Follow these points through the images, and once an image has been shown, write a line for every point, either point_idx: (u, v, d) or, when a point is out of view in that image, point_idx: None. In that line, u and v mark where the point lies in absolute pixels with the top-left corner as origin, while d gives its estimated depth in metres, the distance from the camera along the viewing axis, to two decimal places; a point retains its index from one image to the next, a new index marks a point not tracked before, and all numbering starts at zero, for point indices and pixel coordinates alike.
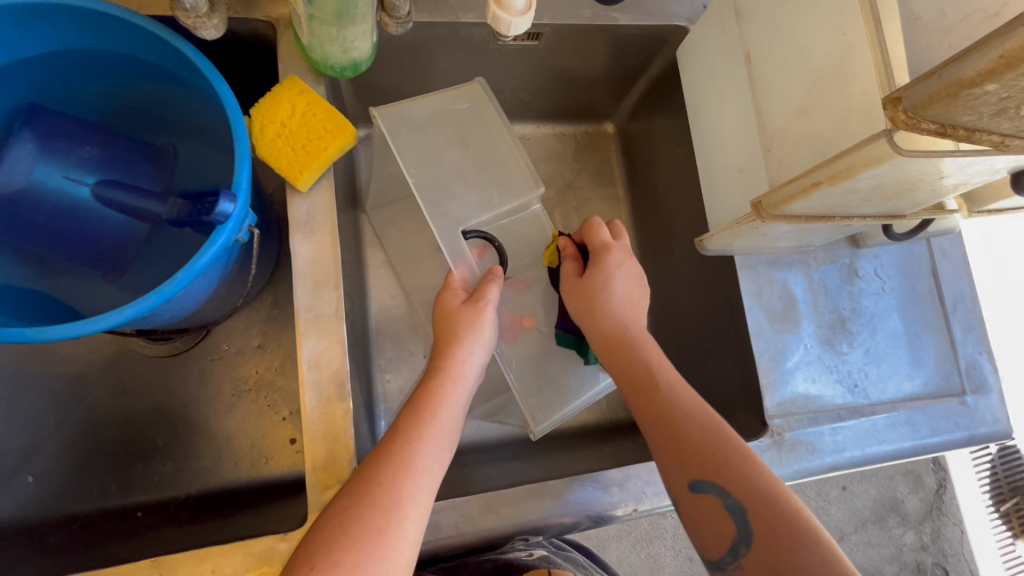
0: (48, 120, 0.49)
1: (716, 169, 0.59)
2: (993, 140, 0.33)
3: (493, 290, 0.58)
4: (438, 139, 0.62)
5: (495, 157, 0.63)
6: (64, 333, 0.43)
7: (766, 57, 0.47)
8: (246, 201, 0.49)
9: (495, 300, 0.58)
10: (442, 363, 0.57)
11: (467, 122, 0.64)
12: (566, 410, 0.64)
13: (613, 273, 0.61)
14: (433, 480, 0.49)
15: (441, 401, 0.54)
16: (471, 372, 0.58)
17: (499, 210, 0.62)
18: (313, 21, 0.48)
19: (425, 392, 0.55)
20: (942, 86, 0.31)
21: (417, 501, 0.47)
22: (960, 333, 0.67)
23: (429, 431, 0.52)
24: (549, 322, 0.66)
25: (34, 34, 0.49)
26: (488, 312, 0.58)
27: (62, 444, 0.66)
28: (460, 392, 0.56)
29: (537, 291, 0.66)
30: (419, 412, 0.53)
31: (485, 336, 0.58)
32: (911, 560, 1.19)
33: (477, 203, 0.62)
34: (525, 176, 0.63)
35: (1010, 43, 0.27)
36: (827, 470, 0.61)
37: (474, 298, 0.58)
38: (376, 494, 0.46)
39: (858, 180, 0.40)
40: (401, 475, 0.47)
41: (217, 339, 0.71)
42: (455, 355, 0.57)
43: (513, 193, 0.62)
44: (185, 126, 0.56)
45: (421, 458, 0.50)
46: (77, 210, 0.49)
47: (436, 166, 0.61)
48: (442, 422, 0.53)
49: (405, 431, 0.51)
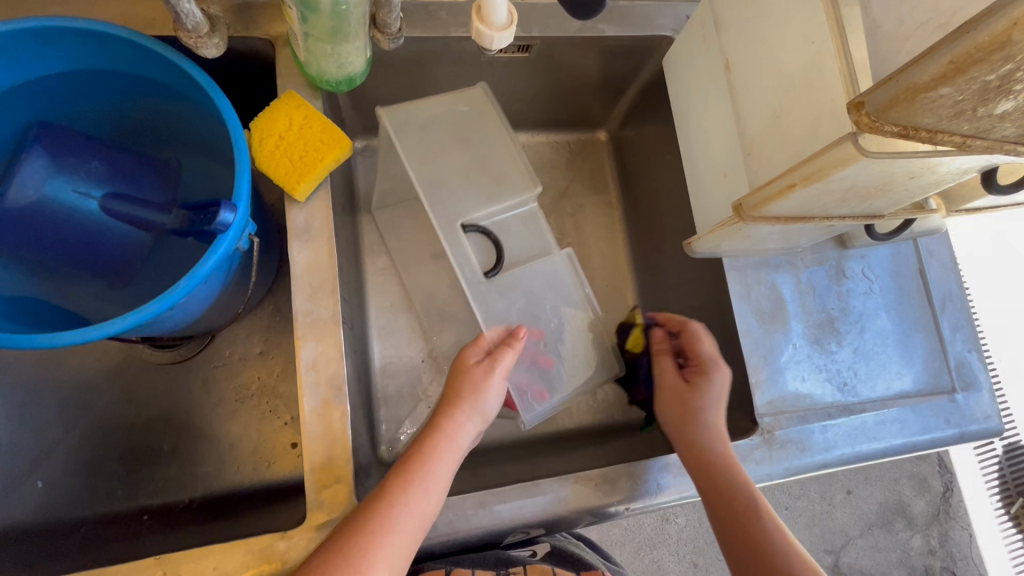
0: (60, 137, 0.52)
1: (702, 174, 0.60)
2: (956, 141, 0.35)
3: (508, 356, 0.59)
4: (439, 141, 0.65)
5: (494, 161, 0.67)
6: (73, 338, 0.45)
7: (744, 66, 0.49)
8: (246, 211, 0.51)
9: (506, 369, 0.59)
10: (441, 424, 0.57)
11: (464, 128, 0.67)
12: (553, 400, 0.67)
13: (721, 386, 0.63)
14: (409, 544, 0.49)
15: (432, 467, 0.54)
16: (464, 439, 0.58)
17: (497, 206, 0.66)
18: (309, 39, 0.51)
19: (420, 452, 0.55)
20: (900, 91, 0.32)
21: (388, 566, 0.48)
22: (949, 332, 0.68)
23: (415, 490, 0.51)
24: (546, 317, 0.66)
25: (48, 56, 0.52)
26: (495, 379, 0.59)
27: (70, 450, 0.68)
28: (453, 453, 0.56)
29: (531, 285, 0.66)
30: (408, 470, 0.53)
31: (481, 404, 0.58)
32: (919, 564, 1.19)
33: (481, 199, 0.65)
34: (525, 176, 0.67)
35: (957, 49, 0.29)
36: (818, 467, 0.62)
37: (492, 360, 0.59)
38: (348, 553, 0.47)
39: (830, 180, 0.41)
40: (379, 537, 0.48)
41: (220, 346, 0.73)
42: (453, 420, 0.57)
43: (511, 192, 0.66)
44: (190, 142, 0.59)
45: (401, 523, 0.49)
46: (87, 222, 0.52)
47: (436, 166, 0.64)
48: (431, 485, 0.53)
49: (390, 486, 0.51)
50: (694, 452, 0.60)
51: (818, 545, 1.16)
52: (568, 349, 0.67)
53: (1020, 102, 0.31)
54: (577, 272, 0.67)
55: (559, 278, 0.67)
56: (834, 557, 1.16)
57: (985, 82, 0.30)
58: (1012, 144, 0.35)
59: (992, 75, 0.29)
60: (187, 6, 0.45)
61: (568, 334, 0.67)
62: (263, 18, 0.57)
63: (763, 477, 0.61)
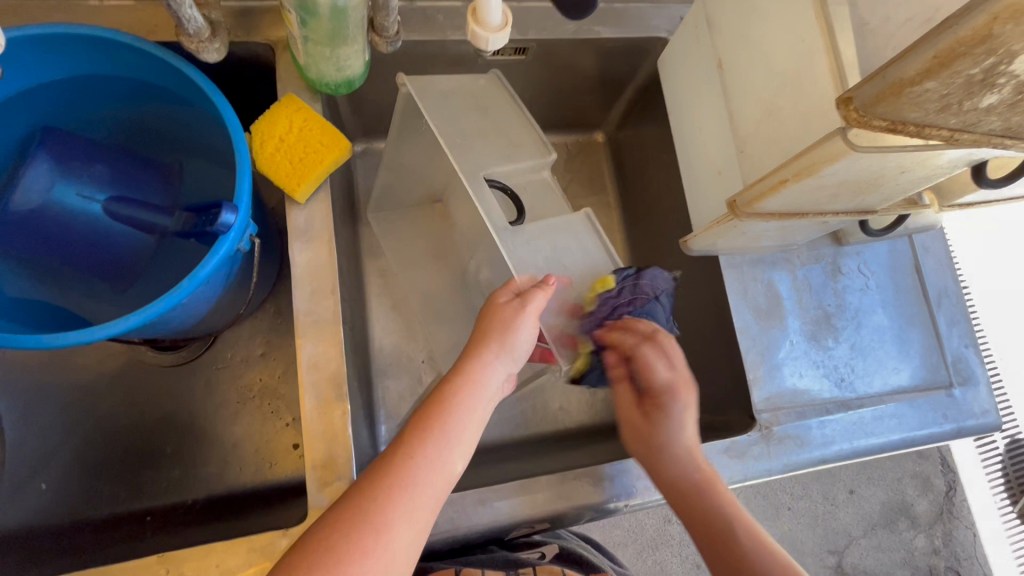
0: (63, 141, 0.53)
1: (697, 172, 0.61)
2: (943, 134, 0.35)
3: (540, 297, 0.54)
4: (459, 106, 0.67)
5: (510, 128, 0.69)
6: (78, 338, 0.46)
7: (736, 64, 0.50)
8: (247, 212, 0.52)
9: (539, 309, 0.54)
10: (465, 365, 0.52)
11: (480, 99, 0.69)
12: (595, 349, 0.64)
13: (681, 420, 0.58)
14: (432, 500, 0.47)
15: (454, 415, 0.50)
16: (493, 381, 0.53)
17: (513, 165, 0.68)
18: (308, 43, 0.51)
19: (441, 397, 0.51)
20: (887, 86, 0.33)
21: (411, 521, 0.45)
22: (945, 327, 0.69)
23: (434, 441, 0.48)
24: (574, 267, 0.64)
25: (52, 62, 0.53)
26: (529, 316, 0.53)
27: (73, 452, 0.69)
28: (478, 398, 0.52)
29: (555, 237, 0.65)
30: (428, 422, 0.49)
31: (512, 342, 0.53)
32: (923, 564, 1.19)
33: (499, 157, 0.67)
34: (537, 142, 0.70)
35: (940, 44, 0.30)
36: (816, 463, 0.62)
37: (523, 299, 0.54)
38: (367, 509, 0.44)
39: (821, 175, 0.42)
40: (397, 493, 0.45)
41: (222, 348, 0.73)
42: (478, 359, 0.52)
43: (527, 154, 0.69)
44: (192, 145, 0.60)
45: (421, 476, 0.47)
46: (90, 225, 0.52)
47: (456, 125, 0.65)
48: (453, 434, 0.49)
49: (408, 438, 0.48)
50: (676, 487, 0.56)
51: (821, 545, 1.16)
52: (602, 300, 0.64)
53: (1004, 95, 0.31)
54: (595, 230, 0.66)
55: (580, 234, 0.66)
56: (837, 558, 1.16)
57: (969, 76, 0.30)
58: (999, 138, 0.36)
59: (976, 68, 0.30)
60: (189, 11, 0.46)
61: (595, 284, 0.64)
62: (264, 23, 0.58)
63: (762, 473, 0.61)
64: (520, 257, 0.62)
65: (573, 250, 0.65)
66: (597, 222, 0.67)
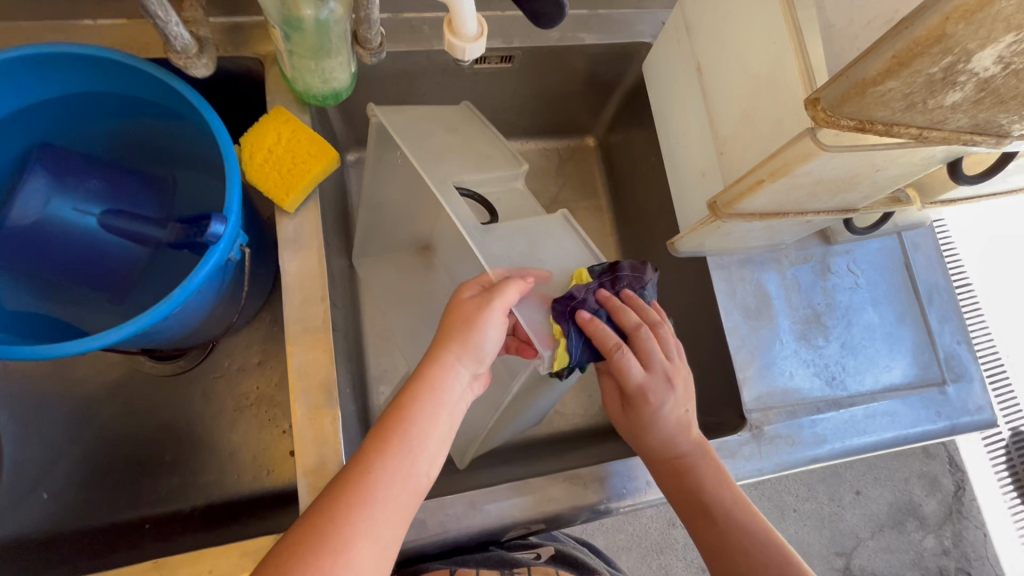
0: (58, 157, 0.54)
1: (681, 175, 0.61)
2: (913, 133, 0.36)
3: (510, 291, 0.53)
4: (431, 128, 0.70)
5: (480, 145, 0.73)
6: (72, 349, 0.47)
7: (714, 68, 0.51)
8: (236, 222, 0.53)
9: (508, 303, 0.53)
10: (425, 370, 0.52)
11: (452, 123, 0.72)
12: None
13: (656, 415, 0.58)
14: (394, 515, 0.46)
15: (415, 423, 0.50)
16: (456, 385, 0.52)
17: (486, 174, 0.71)
18: (293, 56, 0.53)
19: (400, 410, 0.50)
20: (850, 86, 0.33)
21: (374, 538, 0.45)
22: (937, 324, 0.69)
23: (396, 454, 0.48)
24: (549, 262, 0.64)
25: (47, 80, 0.54)
26: (494, 314, 0.53)
27: (74, 462, 0.70)
28: (440, 406, 0.51)
29: (531, 237, 0.66)
30: (388, 431, 0.49)
31: (475, 343, 0.53)
32: (933, 565, 1.18)
33: (471, 167, 0.70)
34: (508, 155, 0.74)
35: (897, 45, 0.30)
36: (808, 462, 0.62)
37: (489, 293, 0.54)
38: (324, 531, 0.43)
39: (795, 175, 0.43)
40: (357, 509, 0.45)
41: (219, 357, 0.75)
42: (439, 363, 0.52)
43: (499, 166, 0.73)
44: (184, 158, 0.61)
45: (383, 492, 0.46)
46: (85, 238, 0.53)
47: (427, 142, 0.67)
48: (415, 447, 0.49)
49: (367, 453, 0.48)
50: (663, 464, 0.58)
51: (829, 548, 1.15)
52: None
53: (966, 92, 0.32)
54: (574, 229, 0.68)
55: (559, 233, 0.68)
56: (846, 560, 1.15)
57: (930, 74, 0.31)
58: (967, 135, 0.36)
59: (935, 67, 0.30)
60: (176, 28, 0.47)
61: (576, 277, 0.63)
62: (253, 38, 0.59)
63: (753, 473, 0.61)
64: (493, 252, 0.61)
65: (549, 248, 0.66)
66: (575, 223, 0.68)
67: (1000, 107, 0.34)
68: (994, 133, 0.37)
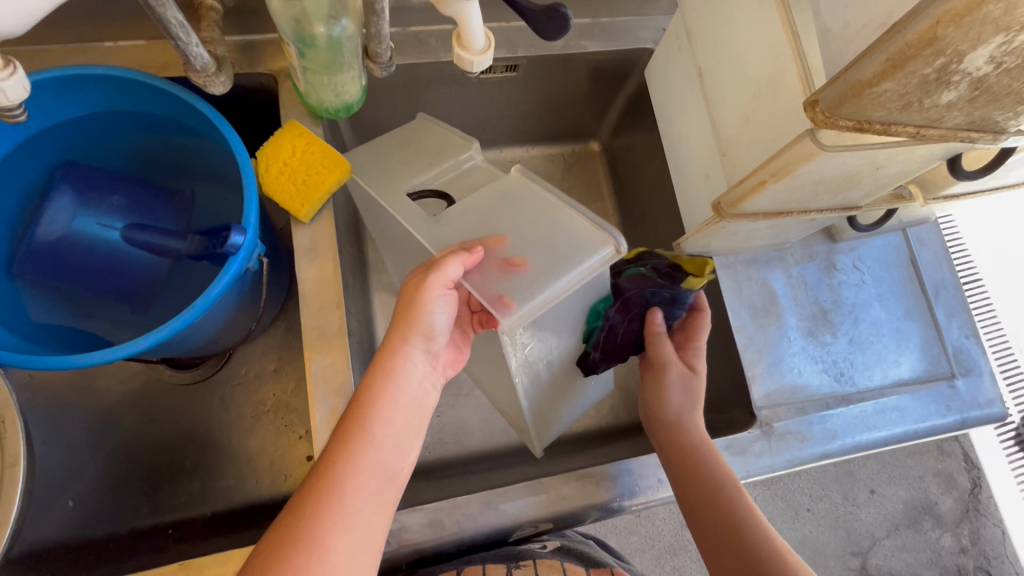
0: (82, 174, 0.56)
1: (686, 176, 0.63)
2: (910, 131, 0.37)
3: (452, 264, 0.53)
4: (384, 147, 0.69)
5: (435, 140, 0.70)
6: (99, 358, 0.48)
7: (714, 72, 0.52)
8: (254, 233, 0.55)
9: (451, 276, 0.53)
10: (381, 362, 0.54)
11: (406, 134, 0.71)
12: (538, 295, 0.54)
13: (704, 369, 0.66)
14: (364, 504, 0.48)
15: (378, 411, 0.51)
16: (410, 371, 0.55)
17: (442, 166, 0.67)
18: (307, 72, 0.55)
19: (360, 400, 0.52)
20: (847, 88, 0.34)
21: (347, 529, 0.47)
22: (944, 319, 0.69)
23: (360, 442, 0.50)
24: (505, 225, 0.59)
25: (71, 101, 0.56)
26: (435, 287, 0.53)
27: (98, 470, 0.72)
28: (397, 391, 0.53)
29: (487, 207, 0.62)
30: (352, 424, 0.51)
31: (423, 325, 0.55)
32: (951, 564, 1.17)
33: (424, 166, 0.67)
34: (459, 137, 0.69)
35: (892, 48, 0.31)
36: (819, 458, 0.63)
37: (429, 270, 0.53)
38: (297, 528, 0.45)
39: (797, 175, 0.44)
40: (327, 502, 0.47)
41: (237, 365, 0.76)
42: (393, 353, 0.54)
43: (451, 152, 0.68)
44: (202, 172, 0.63)
45: (351, 483, 0.48)
46: (109, 251, 0.55)
47: (379, 161, 0.68)
48: (378, 435, 0.51)
49: (335, 447, 0.49)
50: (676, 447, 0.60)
51: (844, 547, 1.15)
52: (545, 241, 0.58)
53: (961, 91, 0.33)
54: (532, 180, 0.63)
55: (519, 190, 0.62)
56: (862, 559, 1.15)
57: (924, 75, 0.32)
58: (964, 131, 0.37)
59: (928, 68, 0.31)
60: (196, 49, 0.49)
61: (535, 234, 0.59)
62: (267, 55, 0.62)
63: (765, 470, 0.62)
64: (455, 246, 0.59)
65: (516, 209, 0.61)
66: (533, 175, 0.63)
67: (994, 105, 0.35)
68: (990, 129, 0.38)
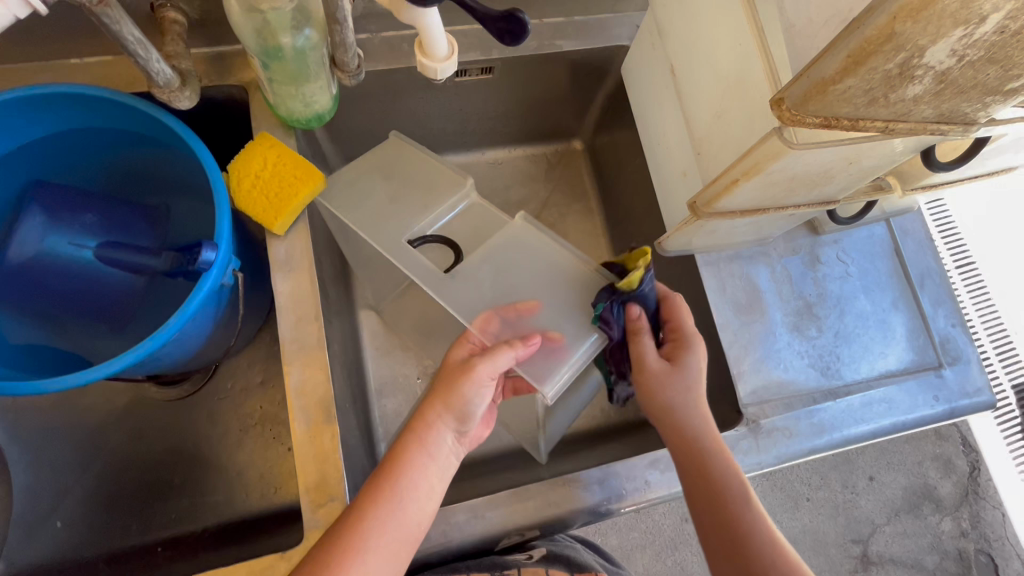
0: (53, 194, 0.56)
1: (664, 174, 0.62)
2: (879, 126, 0.36)
3: (503, 357, 0.54)
4: (370, 183, 0.67)
5: (421, 173, 0.69)
6: (72, 381, 0.48)
7: (687, 69, 0.51)
8: (228, 248, 0.54)
9: (503, 365, 0.54)
10: (415, 427, 0.55)
11: (385, 164, 0.69)
12: (567, 365, 0.57)
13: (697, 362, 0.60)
14: (386, 562, 0.49)
15: (407, 474, 0.52)
16: (442, 443, 0.55)
17: (438, 210, 0.67)
18: (274, 84, 0.54)
19: (393, 461, 0.53)
20: (811, 86, 0.33)
21: None
22: (930, 308, 0.69)
23: (387, 503, 0.51)
24: (524, 285, 0.60)
25: (38, 120, 0.56)
26: (483, 372, 0.54)
27: (86, 489, 0.71)
28: (429, 459, 0.54)
29: (500, 261, 0.62)
30: (380, 485, 0.52)
31: (459, 405, 0.55)
32: (951, 548, 1.17)
33: (419, 210, 0.67)
34: (451, 176, 0.69)
35: (851, 44, 0.31)
36: (807, 453, 0.62)
37: (479, 356, 0.54)
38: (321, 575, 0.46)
39: (769, 172, 0.43)
40: (350, 556, 0.48)
41: (223, 379, 0.76)
42: (427, 421, 0.55)
43: (447, 189, 0.68)
44: (176, 187, 0.63)
45: (375, 538, 0.49)
46: (82, 271, 0.55)
47: (368, 199, 0.66)
48: (406, 494, 0.52)
49: (364, 505, 0.50)
50: (682, 438, 0.58)
51: (844, 535, 1.15)
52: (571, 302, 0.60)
53: (926, 85, 0.33)
54: (541, 229, 0.63)
55: (527, 238, 0.63)
56: (863, 547, 1.15)
57: (886, 70, 0.31)
58: (934, 124, 0.37)
59: (891, 62, 0.31)
60: (156, 65, 0.48)
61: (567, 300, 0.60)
62: (235, 66, 0.61)
63: (753, 467, 0.62)
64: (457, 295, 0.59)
65: (523, 258, 0.62)
66: (538, 222, 0.63)
67: (961, 96, 0.34)
68: (961, 121, 0.37)
